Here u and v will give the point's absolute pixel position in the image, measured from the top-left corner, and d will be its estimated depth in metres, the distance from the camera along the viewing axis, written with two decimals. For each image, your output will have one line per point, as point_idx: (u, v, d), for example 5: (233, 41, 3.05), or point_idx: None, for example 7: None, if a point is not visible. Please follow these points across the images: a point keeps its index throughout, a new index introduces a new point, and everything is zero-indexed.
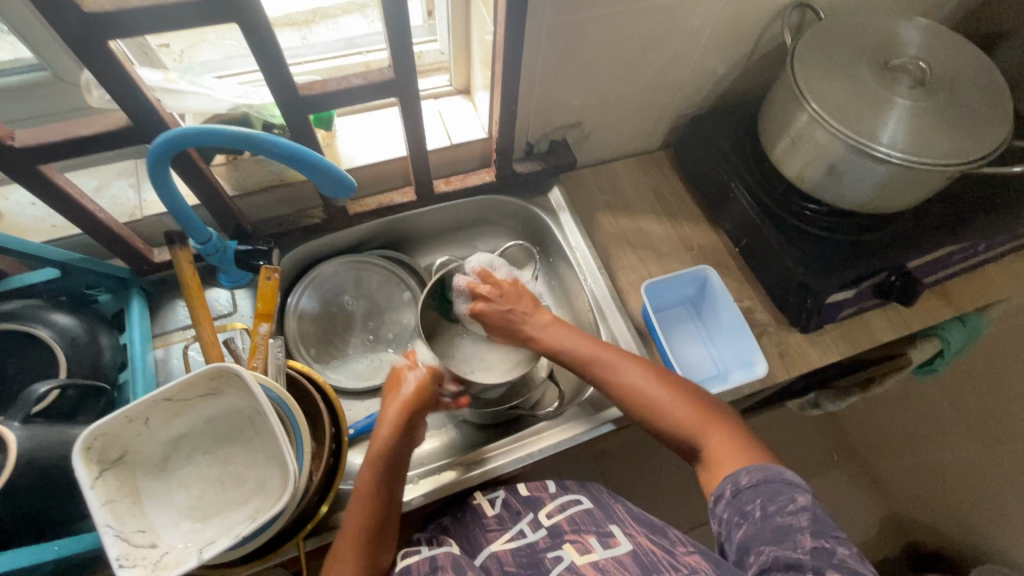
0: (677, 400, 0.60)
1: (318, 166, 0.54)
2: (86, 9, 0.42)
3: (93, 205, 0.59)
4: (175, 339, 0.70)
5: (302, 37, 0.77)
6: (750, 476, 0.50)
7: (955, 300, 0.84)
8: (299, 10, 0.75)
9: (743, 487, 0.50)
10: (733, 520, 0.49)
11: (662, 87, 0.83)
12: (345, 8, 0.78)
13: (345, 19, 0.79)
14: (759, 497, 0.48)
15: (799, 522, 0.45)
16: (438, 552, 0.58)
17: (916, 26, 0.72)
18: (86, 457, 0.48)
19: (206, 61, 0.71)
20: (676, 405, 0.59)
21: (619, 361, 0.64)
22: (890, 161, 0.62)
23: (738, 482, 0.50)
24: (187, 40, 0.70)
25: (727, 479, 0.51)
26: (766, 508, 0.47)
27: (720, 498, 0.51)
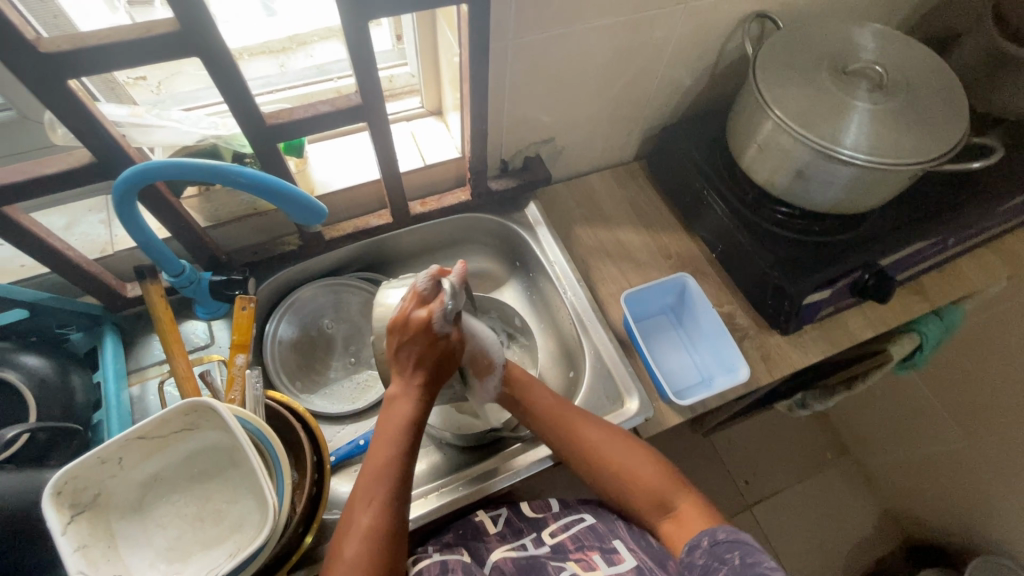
0: (647, 460, 0.63)
1: (287, 195, 0.53)
2: (42, 49, 0.42)
3: (60, 243, 0.59)
4: (152, 375, 0.69)
5: (280, 65, 0.78)
6: (727, 531, 0.53)
7: (930, 294, 0.85)
8: (274, 39, 0.75)
9: (721, 540, 0.52)
10: (710, 566, 0.50)
11: (630, 100, 0.84)
12: (322, 35, 0.78)
13: (324, 45, 0.79)
14: (738, 549, 0.50)
15: (776, 574, 0.47)
16: (449, 558, 0.59)
17: (870, 31, 0.74)
18: (57, 502, 0.46)
19: (185, 93, 0.72)
20: (648, 464, 0.62)
21: (587, 419, 0.65)
22: (854, 163, 0.63)
23: (715, 535, 0.53)
24: (164, 72, 0.70)
25: (705, 532, 0.54)
26: (745, 559, 0.49)
27: (695, 548, 0.53)
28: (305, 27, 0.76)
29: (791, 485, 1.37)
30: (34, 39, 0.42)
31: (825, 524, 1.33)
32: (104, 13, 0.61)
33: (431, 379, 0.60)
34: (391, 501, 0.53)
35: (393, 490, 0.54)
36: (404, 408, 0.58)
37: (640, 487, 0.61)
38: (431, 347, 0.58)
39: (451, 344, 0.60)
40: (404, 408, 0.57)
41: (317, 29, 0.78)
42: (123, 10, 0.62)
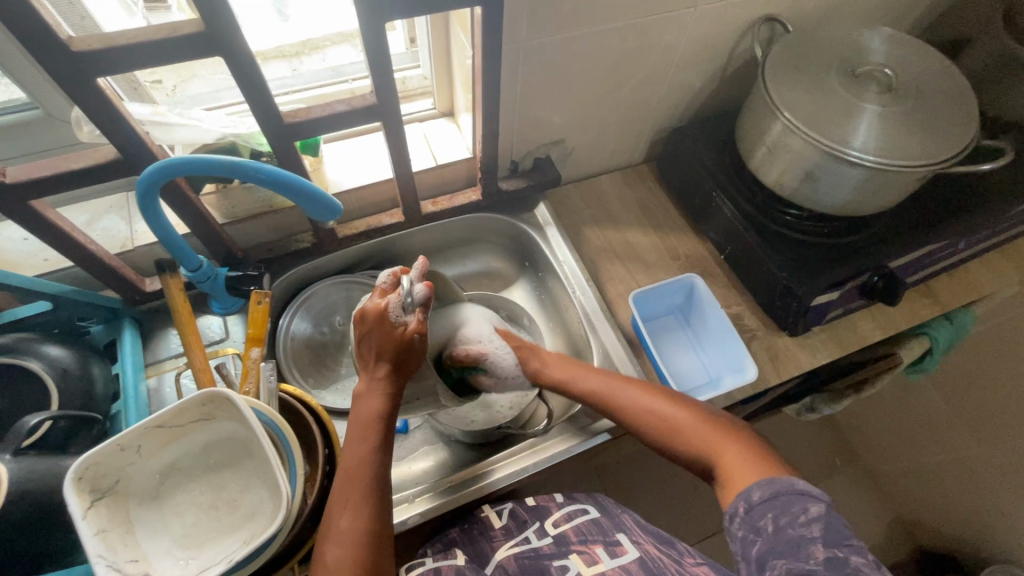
0: (694, 419, 0.60)
1: (304, 191, 0.55)
2: (73, 48, 0.44)
3: (84, 237, 0.60)
4: (168, 368, 0.71)
5: (292, 68, 0.79)
6: (762, 491, 0.49)
7: (940, 297, 0.85)
8: (287, 43, 0.78)
9: (757, 502, 0.49)
10: (747, 536, 0.47)
11: (640, 102, 0.85)
12: (335, 39, 0.80)
13: (335, 50, 0.81)
14: (772, 511, 0.47)
15: (812, 532, 0.44)
16: (443, 565, 0.61)
17: (880, 35, 0.75)
18: (78, 487, 0.48)
19: (197, 94, 0.73)
20: (693, 421, 0.60)
21: (629, 389, 0.65)
22: (863, 165, 0.64)
23: (750, 497, 0.49)
24: (177, 75, 0.72)
25: (740, 496, 0.50)
26: (778, 522, 0.46)
27: (734, 516, 0.50)
28: (318, 32, 0.78)
29: None
30: (66, 39, 0.44)
31: None
32: (121, 16, 0.63)
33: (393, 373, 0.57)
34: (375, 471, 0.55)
35: (373, 485, 0.55)
36: (370, 405, 0.57)
37: (687, 446, 0.59)
38: (387, 340, 0.55)
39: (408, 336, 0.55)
40: (369, 407, 0.57)
41: (330, 34, 0.79)
42: (140, 15, 0.63)
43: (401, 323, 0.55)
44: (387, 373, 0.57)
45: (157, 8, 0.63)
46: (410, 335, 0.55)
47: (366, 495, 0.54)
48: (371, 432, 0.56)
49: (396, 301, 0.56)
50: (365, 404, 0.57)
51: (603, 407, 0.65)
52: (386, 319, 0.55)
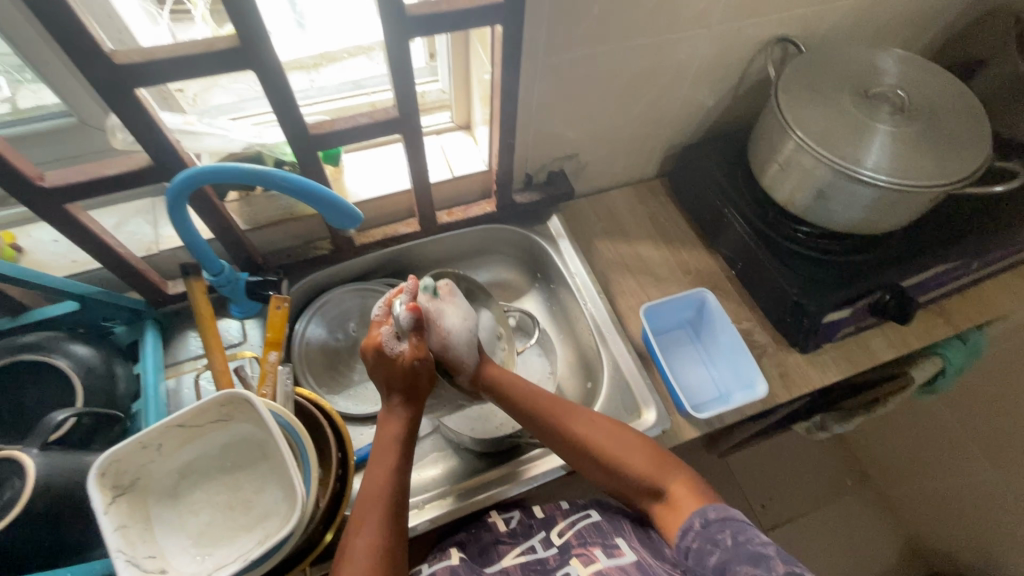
0: (641, 449, 0.61)
1: (325, 200, 0.56)
2: (115, 60, 0.46)
3: (113, 240, 0.62)
4: (186, 369, 0.72)
5: (309, 80, 0.82)
6: (717, 510, 0.54)
7: (952, 317, 0.85)
8: (307, 54, 0.80)
9: (712, 519, 0.53)
10: (704, 548, 0.52)
11: (654, 119, 0.87)
12: (353, 52, 0.82)
13: (351, 62, 0.83)
14: (729, 528, 0.52)
15: (767, 550, 0.49)
16: (438, 566, 0.62)
17: (892, 57, 0.76)
18: (101, 483, 0.49)
19: (216, 105, 0.75)
20: (640, 450, 0.61)
21: (572, 414, 0.64)
22: (875, 184, 0.64)
23: (706, 516, 0.54)
24: (200, 85, 0.74)
25: (696, 514, 0.55)
26: (736, 538, 0.51)
27: (688, 531, 0.54)
28: (335, 45, 0.80)
29: (810, 511, 1.34)
30: (110, 51, 0.46)
31: (845, 553, 1.30)
32: (147, 26, 0.66)
33: (407, 398, 0.61)
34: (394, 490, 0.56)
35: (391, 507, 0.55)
36: (390, 428, 0.60)
37: (634, 472, 0.60)
38: (392, 372, 0.60)
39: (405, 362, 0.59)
40: (391, 428, 0.60)
41: (347, 46, 0.81)
42: (165, 25, 0.67)
43: (397, 352, 0.59)
44: (403, 400, 0.61)
45: (182, 19, 0.69)
46: (407, 362, 0.59)
47: (384, 512, 0.55)
48: (389, 453, 0.58)
49: (389, 332, 0.60)
50: (387, 429, 0.60)
51: (542, 429, 0.64)
52: (386, 351, 0.59)
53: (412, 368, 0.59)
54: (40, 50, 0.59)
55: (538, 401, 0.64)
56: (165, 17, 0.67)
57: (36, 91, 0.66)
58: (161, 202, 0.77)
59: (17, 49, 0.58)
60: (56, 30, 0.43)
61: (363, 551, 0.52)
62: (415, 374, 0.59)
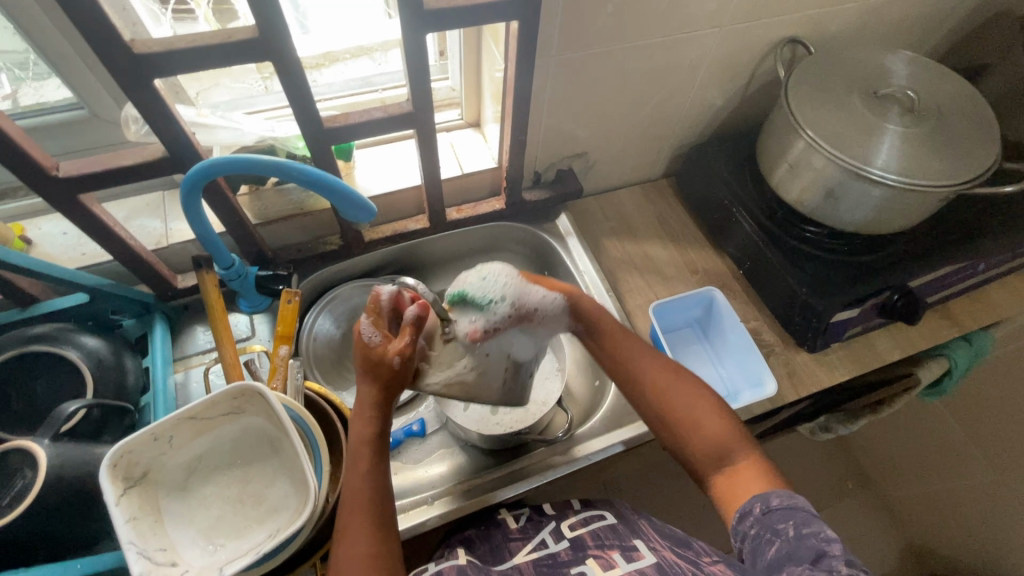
0: (718, 416, 0.60)
1: (340, 192, 0.56)
2: (135, 50, 0.46)
3: (125, 232, 0.62)
4: (195, 363, 0.72)
5: (312, 80, 0.81)
6: (781, 500, 0.51)
7: (958, 319, 0.85)
8: (310, 55, 0.79)
9: (775, 508, 0.50)
10: (764, 536, 0.49)
11: (663, 118, 0.87)
12: (354, 53, 0.82)
13: (353, 63, 0.82)
14: (791, 518, 0.49)
15: (833, 547, 0.45)
16: (444, 566, 0.61)
17: (901, 58, 0.76)
18: (112, 474, 0.49)
19: (222, 102, 0.74)
20: (716, 420, 0.59)
21: (661, 365, 0.63)
22: (885, 183, 0.65)
23: (768, 502, 0.51)
24: (203, 83, 0.73)
25: (757, 498, 0.52)
26: (799, 531, 0.48)
27: (747, 516, 0.52)
28: (337, 45, 0.80)
29: None
30: (129, 41, 0.46)
31: None
32: (154, 23, 0.65)
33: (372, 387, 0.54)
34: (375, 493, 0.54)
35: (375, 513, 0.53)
36: (361, 426, 0.55)
37: (704, 437, 0.59)
38: (366, 364, 0.53)
39: (386, 358, 0.52)
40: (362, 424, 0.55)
41: (349, 47, 0.81)
42: (168, 23, 0.66)
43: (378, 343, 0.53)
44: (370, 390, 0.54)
45: (184, 18, 0.68)
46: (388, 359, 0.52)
47: (368, 520, 0.52)
48: (363, 452, 0.55)
49: (372, 326, 0.53)
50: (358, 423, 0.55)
51: (625, 377, 0.64)
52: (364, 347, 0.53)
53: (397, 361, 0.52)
54: (56, 41, 0.59)
55: (631, 350, 0.64)
56: (168, 16, 0.66)
57: (37, 88, 0.66)
58: (171, 195, 0.77)
59: (33, 41, 0.58)
60: (77, 19, 0.43)
61: (352, 560, 0.50)
62: (394, 371, 0.52)
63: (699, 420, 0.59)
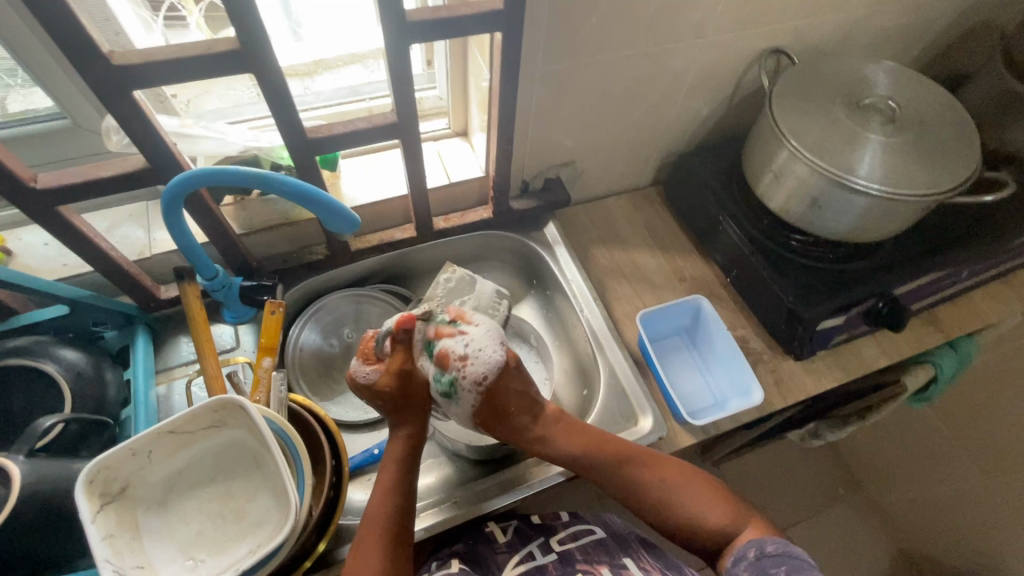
0: (712, 495, 0.60)
1: (322, 203, 0.56)
2: (114, 61, 0.46)
3: (106, 243, 0.62)
4: (178, 375, 0.71)
5: (305, 86, 0.82)
6: (775, 544, 0.53)
7: (943, 325, 0.86)
8: (303, 61, 0.79)
9: (769, 553, 0.52)
10: None
11: (649, 127, 0.88)
12: (347, 60, 0.81)
13: (343, 70, 0.82)
14: (784, 564, 0.51)
15: None
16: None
17: (883, 69, 0.77)
18: (88, 491, 0.48)
19: (210, 110, 0.74)
20: (699, 492, 0.60)
21: (632, 462, 0.61)
22: (868, 193, 0.65)
23: (762, 547, 0.53)
24: (194, 90, 0.74)
25: (752, 543, 0.54)
26: None
27: (740, 561, 0.54)
28: (330, 53, 0.80)
29: (804, 520, 1.34)
30: (107, 52, 0.46)
31: (839, 563, 1.29)
32: (141, 32, 0.65)
33: (397, 418, 0.61)
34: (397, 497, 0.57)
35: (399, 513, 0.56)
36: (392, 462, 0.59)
37: (693, 511, 0.59)
38: (392, 381, 0.59)
39: (400, 363, 0.60)
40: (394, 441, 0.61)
41: (342, 55, 0.81)
42: (159, 31, 0.66)
43: (375, 375, 0.59)
44: (406, 413, 0.61)
45: (175, 25, 0.67)
46: (400, 365, 0.60)
47: (390, 523, 0.55)
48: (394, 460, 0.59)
49: (373, 366, 0.60)
50: (389, 465, 0.59)
51: (600, 477, 0.61)
52: (365, 386, 0.60)
53: (399, 378, 0.60)
54: (36, 51, 0.58)
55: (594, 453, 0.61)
56: (160, 22, 0.67)
57: (26, 95, 0.66)
58: (155, 205, 0.76)
59: (13, 52, 0.58)
60: (53, 31, 0.42)
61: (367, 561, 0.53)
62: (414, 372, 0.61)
63: (683, 498, 0.59)
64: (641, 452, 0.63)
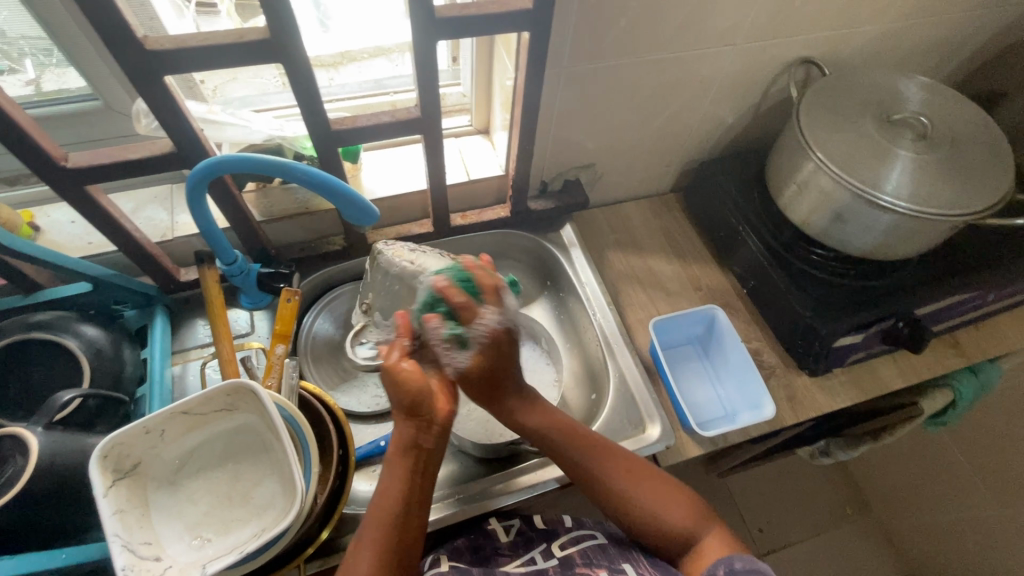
0: (672, 495, 0.61)
1: (341, 193, 0.56)
2: (147, 46, 0.47)
3: (129, 224, 0.63)
4: (193, 357, 0.73)
5: (329, 78, 0.82)
6: (745, 562, 0.53)
7: (965, 349, 0.84)
8: (327, 53, 0.80)
9: (739, 569, 0.52)
10: None
11: (672, 133, 0.87)
12: (372, 52, 0.82)
13: (370, 62, 0.83)
14: None
15: None
16: None
17: (917, 84, 0.75)
18: (102, 465, 0.49)
19: (238, 97, 0.76)
20: (664, 494, 0.61)
21: (608, 466, 0.62)
22: (895, 210, 0.64)
23: (732, 565, 0.53)
24: (221, 77, 0.74)
25: (721, 561, 0.54)
26: None
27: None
28: (357, 44, 0.80)
29: (809, 538, 1.32)
30: (142, 37, 0.47)
31: None
32: (174, 17, 0.67)
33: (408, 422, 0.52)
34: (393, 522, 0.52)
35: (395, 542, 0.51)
36: (397, 476, 0.52)
37: (643, 505, 0.60)
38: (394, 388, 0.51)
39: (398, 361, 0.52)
40: (399, 448, 0.53)
41: (368, 47, 0.81)
42: (190, 17, 0.68)
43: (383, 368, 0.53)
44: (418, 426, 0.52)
45: (206, 12, 0.68)
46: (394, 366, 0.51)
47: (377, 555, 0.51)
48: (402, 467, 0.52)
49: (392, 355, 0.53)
50: (395, 472, 0.52)
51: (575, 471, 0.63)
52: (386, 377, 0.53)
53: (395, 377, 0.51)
54: (72, 32, 0.59)
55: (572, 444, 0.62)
56: (191, 10, 0.68)
57: (59, 75, 0.67)
58: (179, 189, 0.78)
59: (50, 32, 0.59)
60: (90, 13, 0.43)
61: None
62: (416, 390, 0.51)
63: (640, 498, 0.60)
64: (613, 449, 0.63)
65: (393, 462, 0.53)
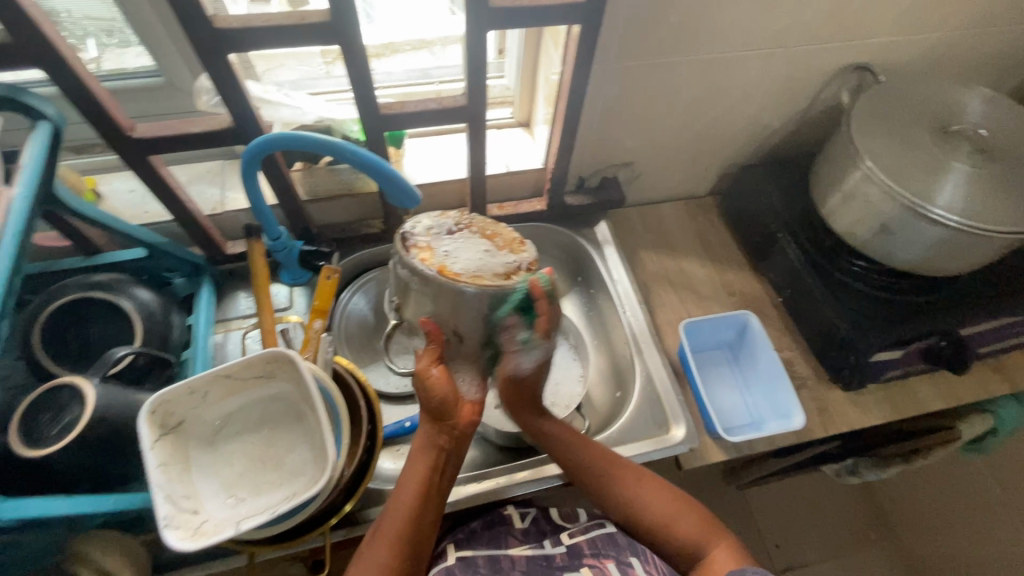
0: (681, 505, 0.62)
1: (386, 175, 0.57)
2: (215, 24, 0.49)
3: (185, 196, 0.66)
4: (234, 326, 0.76)
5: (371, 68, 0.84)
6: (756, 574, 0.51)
7: (1011, 374, 0.80)
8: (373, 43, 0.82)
9: None
10: None
11: (715, 135, 0.86)
12: (415, 45, 0.83)
13: (411, 54, 0.84)
14: None
15: None
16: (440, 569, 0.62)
17: (978, 95, 0.73)
18: (150, 420, 0.52)
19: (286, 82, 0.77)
20: (676, 507, 0.61)
21: (618, 476, 0.63)
22: (945, 224, 0.62)
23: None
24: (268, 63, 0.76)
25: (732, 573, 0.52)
26: None
27: None
28: (400, 36, 0.82)
29: (828, 558, 1.29)
30: (211, 16, 0.49)
31: None
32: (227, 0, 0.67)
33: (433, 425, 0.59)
34: (413, 510, 0.55)
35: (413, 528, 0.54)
36: (417, 469, 0.57)
37: (654, 514, 0.61)
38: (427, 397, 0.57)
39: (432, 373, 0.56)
40: (422, 445, 0.58)
41: (411, 40, 0.83)
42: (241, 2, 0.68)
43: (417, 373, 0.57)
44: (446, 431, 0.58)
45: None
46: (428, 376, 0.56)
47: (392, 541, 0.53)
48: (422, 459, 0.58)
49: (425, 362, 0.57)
50: (416, 460, 0.58)
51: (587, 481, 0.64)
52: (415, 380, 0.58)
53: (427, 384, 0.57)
54: (143, 10, 0.63)
55: (587, 458, 0.64)
56: None
57: (118, 54, 0.71)
58: (230, 165, 0.81)
59: (124, 9, 0.62)
60: None
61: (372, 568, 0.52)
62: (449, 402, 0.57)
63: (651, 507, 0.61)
64: (623, 462, 0.64)
65: (416, 458, 0.58)
